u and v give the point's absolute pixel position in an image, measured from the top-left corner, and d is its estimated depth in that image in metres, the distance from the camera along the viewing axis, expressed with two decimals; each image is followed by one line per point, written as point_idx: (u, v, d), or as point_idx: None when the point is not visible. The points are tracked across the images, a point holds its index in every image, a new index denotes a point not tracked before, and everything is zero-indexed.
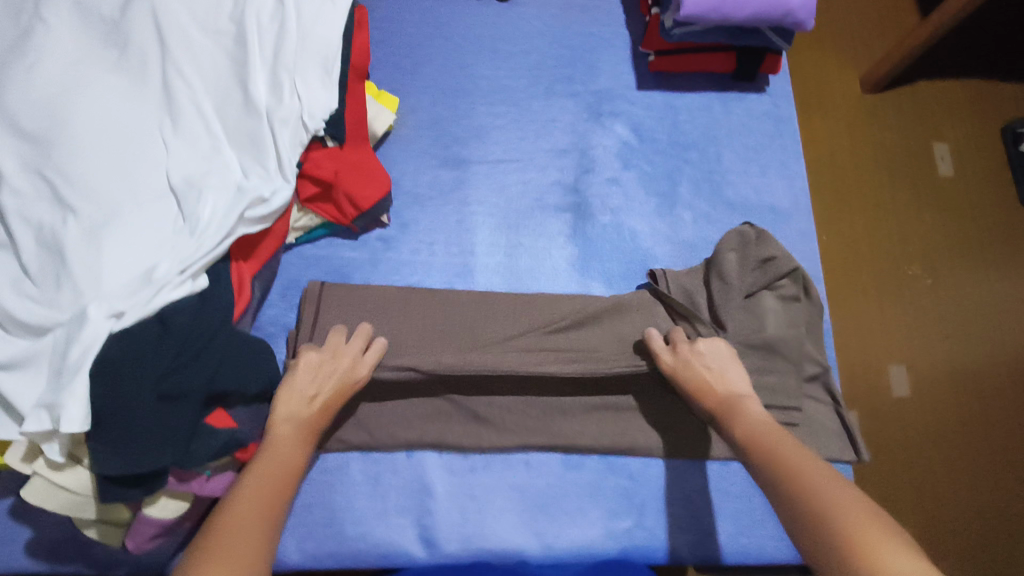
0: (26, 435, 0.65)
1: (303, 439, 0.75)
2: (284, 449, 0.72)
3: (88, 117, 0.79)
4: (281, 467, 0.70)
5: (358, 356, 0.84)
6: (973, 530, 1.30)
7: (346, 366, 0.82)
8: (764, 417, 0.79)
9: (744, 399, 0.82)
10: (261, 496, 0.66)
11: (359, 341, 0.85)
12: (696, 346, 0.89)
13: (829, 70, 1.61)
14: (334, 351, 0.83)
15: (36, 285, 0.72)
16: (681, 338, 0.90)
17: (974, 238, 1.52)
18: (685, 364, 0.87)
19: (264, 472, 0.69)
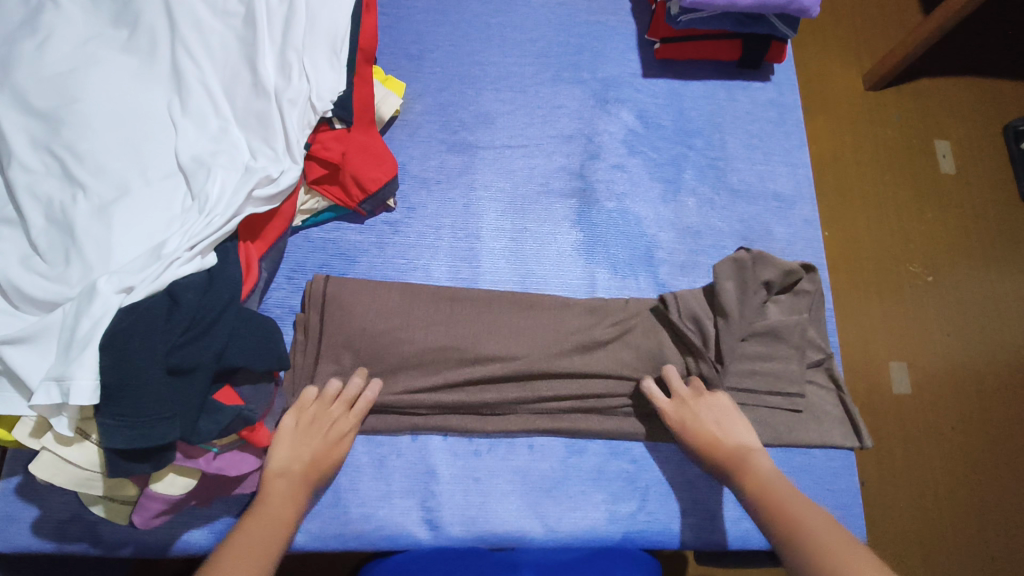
0: (34, 408, 0.65)
1: (299, 498, 0.77)
2: (281, 506, 0.75)
3: (98, 96, 0.79)
4: (279, 524, 0.73)
5: (346, 413, 0.85)
6: (971, 524, 1.31)
7: (337, 426, 0.84)
8: (778, 476, 0.82)
9: (741, 453, 0.85)
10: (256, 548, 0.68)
11: (346, 398, 0.86)
12: (699, 399, 0.91)
13: (832, 65, 1.62)
14: (321, 411, 0.84)
15: (45, 261, 0.72)
16: (684, 389, 0.91)
17: (974, 233, 1.53)
18: (686, 420, 0.88)
19: (259, 527, 0.71)
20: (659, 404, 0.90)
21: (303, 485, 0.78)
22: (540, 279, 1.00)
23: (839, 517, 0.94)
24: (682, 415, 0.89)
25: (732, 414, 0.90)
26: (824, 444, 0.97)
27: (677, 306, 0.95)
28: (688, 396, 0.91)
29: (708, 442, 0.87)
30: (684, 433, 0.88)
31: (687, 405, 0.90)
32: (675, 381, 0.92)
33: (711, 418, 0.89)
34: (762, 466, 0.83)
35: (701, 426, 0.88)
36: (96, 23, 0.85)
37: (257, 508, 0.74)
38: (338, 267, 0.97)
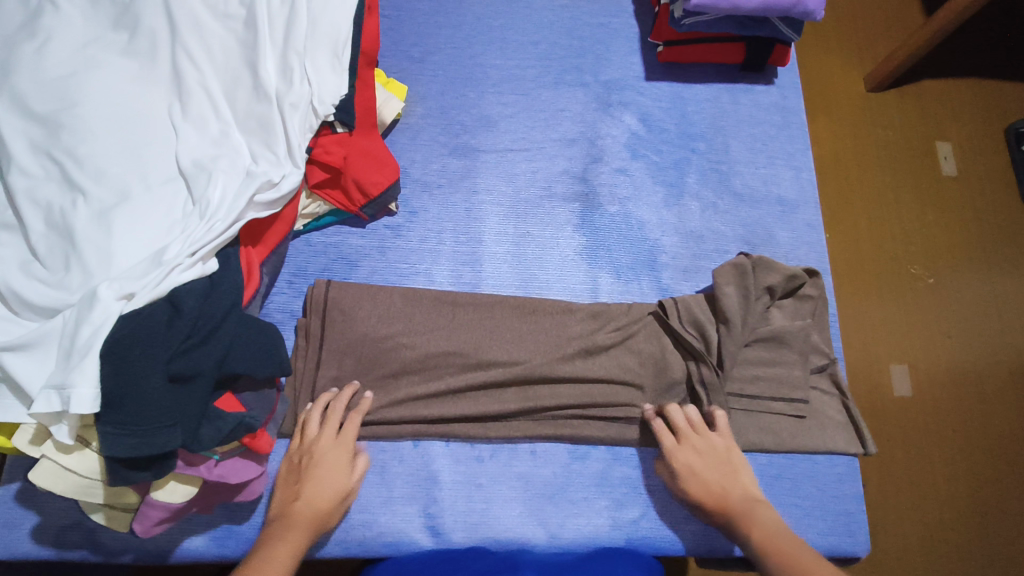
0: (34, 415, 0.65)
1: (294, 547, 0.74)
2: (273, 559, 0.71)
3: (98, 100, 0.79)
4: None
5: (336, 438, 0.84)
6: (974, 529, 1.30)
7: (329, 456, 0.82)
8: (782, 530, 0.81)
9: (746, 504, 0.84)
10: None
11: (333, 421, 0.84)
12: (705, 441, 0.89)
13: (834, 67, 1.61)
14: (312, 441, 0.83)
15: (45, 267, 0.72)
16: (691, 431, 0.90)
17: (976, 236, 1.52)
18: (691, 464, 0.87)
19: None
20: (664, 445, 0.89)
21: (296, 530, 0.75)
22: (543, 284, 0.99)
23: (842, 523, 0.93)
24: (687, 459, 0.87)
25: (736, 457, 0.89)
26: (828, 451, 0.96)
27: (677, 311, 0.96)
28: (692, 437, 0.89)
29: (713, 491, 0.85)
30: (690, 478, 0.86)
31: (693, 448, 0.88)
32: (678, 418, 0.91)
33: (716, 460, 0.88)
34: (775, 530, 0.81)
35: (705, 471, 0.86)
36: (96, 26, 0.85)
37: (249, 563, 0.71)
38: (340, 271, 0.96)
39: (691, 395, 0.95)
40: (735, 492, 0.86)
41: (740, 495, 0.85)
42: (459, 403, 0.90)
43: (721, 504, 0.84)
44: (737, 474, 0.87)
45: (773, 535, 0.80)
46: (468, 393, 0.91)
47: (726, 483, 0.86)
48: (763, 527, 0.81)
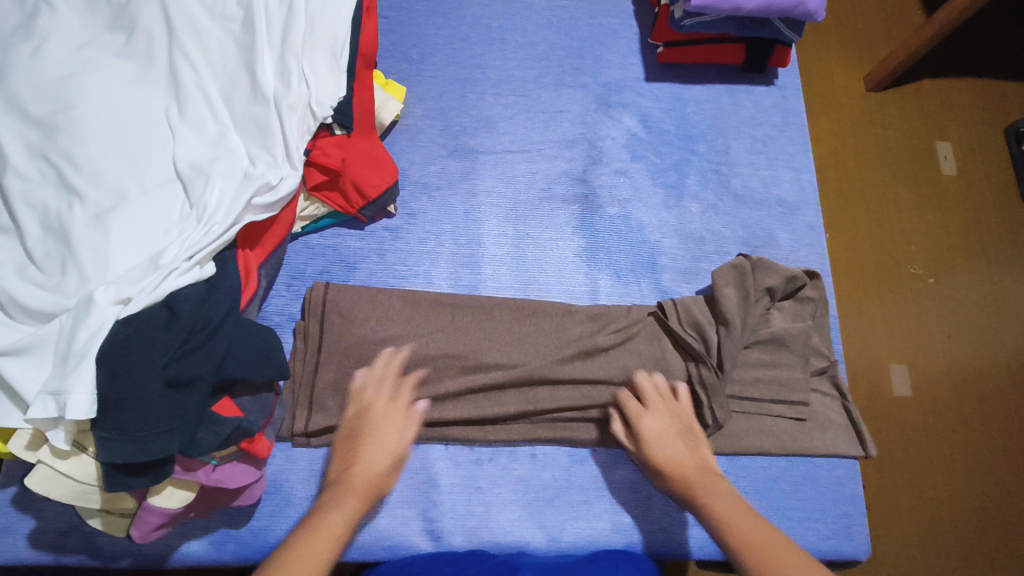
0: (30, 421, 0.64)
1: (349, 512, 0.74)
2: (328, 521, 0.72)
3: (94, 102, 0.78)
4: (323, 543, 0.69)
5: (389, 404, 0.85)
6: (974, 529, 1.30)
7: (383, 421, 0.83)
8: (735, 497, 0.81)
9: (704, 473, 0.84)
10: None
11: (386, 387, 0.86)
12: (671, 411, 0.90)
13: (834, 67, 1.61)
14: (365, 405, 0.84)
15: (42, 271, 0.72)
16: (657, 399, 0.90)
17: (976, 237, 1.52)
18: (653, 430, 0.87)
19: (304, 548, 0.68)
20: (630, 410, 0.89)
21: (352, 495, 0.75)
22: (543, 286, 0.99)
23: (843, 526, 0.93)
24: (651, 425, 0.88)
25: (698, 432, 0.89)
26: (829, 453, 0.96)
27: (676, 313, 0.95)
28: (659, 406, 0.90)
29: (672, 459, 0.85)
30: (652, 443, 0.86)
31: (658, 416, 0.89)
32: (647, 387, 0.91)
33: (677, 430, 0.88)
34: (735, 513, 0.78)
35: (669, 438, 0.87)
36: (93, 28, 0.84)
37: (307, 524, 0.71)
38: (338, 274, 0.96)
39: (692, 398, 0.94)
40: (694, 463, 0.85)
41: (698, 468, 0.85)
42: (459, 406, 0.90)
43: (677, 472, 0.84)
44: (698, 448, 0.88)
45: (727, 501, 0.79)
46: (467, 396, 0.90)
47: (685, 453, 0.86)
48: (728, 516, 0.77)
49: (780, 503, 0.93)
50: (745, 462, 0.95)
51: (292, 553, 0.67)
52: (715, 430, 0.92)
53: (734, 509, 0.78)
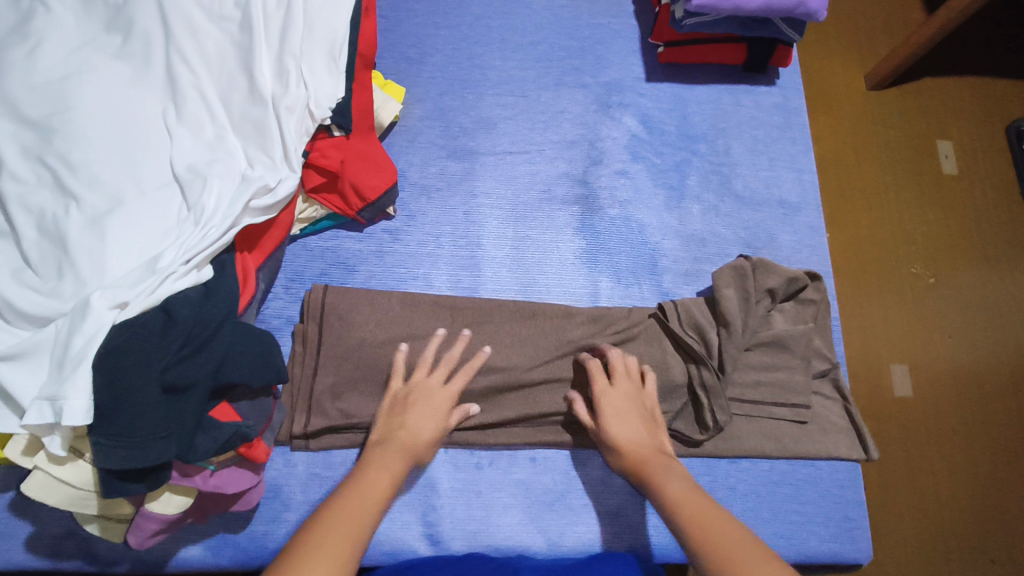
0: (26, 427, 0.64)
1: (389, 477, 0.76)
2: (370, 484, 0.74)
3: (91, 104, 0.77)
4: (367, 503, 0.72)
5: (443, 384, 0.85)
6: (977, 530, 1.29)
7: (434, 400, 0.84)
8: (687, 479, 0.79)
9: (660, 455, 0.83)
10: (341, 530, 0.67)
11: (441, 367, 0.86)
12: (636, 391, 0.88)
13: (834, 65, 1.60)
14: (418, 384, 0.85)
15: (38, 275, 0.71)
16: (625, 377, 0.88)
17: (978, 237, 1.51)
18: (614, 407, 0.85)
19: (349, 505, 0.70)
20: (594, 386, 0.87)
21: (392, 462, 0.78)
22: (543, 288, 0.98)
23: (844, 530, 0.93)
24: (613, 403, 0.86)
25: (658, 419, 0.88)
26: (831, 456, 0.95)
27: (677, 314, 0.94)
28: (626, 384, 0.88)
29: (630, 439, 0.84)
30: (613, 420, 0.85)
31: (623, 394, 0.87)
32: (616, 366, 0.89)
33: (640, 412, 0.86)
34: (684, 493, 0.76)
35: (630, 416, 0.85)
36: (89, 29, 0.83)
37: (352, 484, 0.74)
38: (336, 276, 0.95)
39: (693, 400, 0.94)
40: (651, 445, 0.84)
41: (655, 450, 0.83)
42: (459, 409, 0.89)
43: (633, 451, 0.83)
44: (656, 433, 0.86)
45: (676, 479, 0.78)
46: (467, 399, 0.90)
47: (644, 435, 0.85)
48: (676, 498, 0.75)
49: (781, 507, 0.92)
50: (746, 465, 0.94)
51: (338, 510, 0.70)
52: (716, 432, 0.91)
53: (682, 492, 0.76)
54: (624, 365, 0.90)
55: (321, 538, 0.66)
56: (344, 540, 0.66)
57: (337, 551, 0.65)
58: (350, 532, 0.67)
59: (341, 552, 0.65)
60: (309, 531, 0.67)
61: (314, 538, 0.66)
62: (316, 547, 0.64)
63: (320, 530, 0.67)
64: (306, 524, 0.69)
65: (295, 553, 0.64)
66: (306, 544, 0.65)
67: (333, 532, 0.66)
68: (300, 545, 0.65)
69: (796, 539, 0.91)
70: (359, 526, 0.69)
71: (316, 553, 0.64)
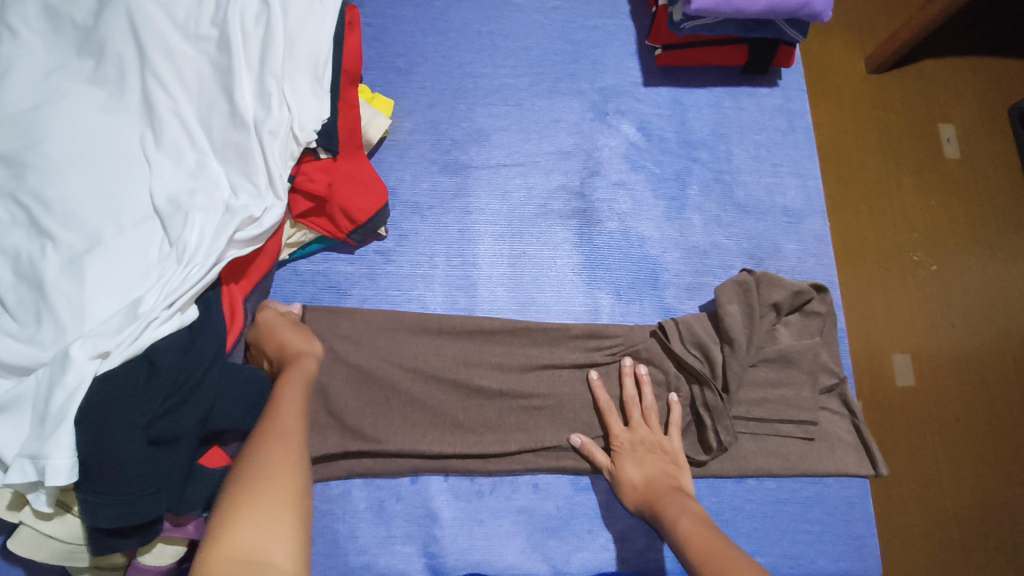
0: (9, 486, 0.62)
1: (299, 407, 0.71)
2: (283, 412, 0.70)
3: (63, 135, 0.74)
4: (286, 439, 0.67)
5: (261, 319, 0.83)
6: (976, 517, 1.18)
7: (284, 330, 0.82)
8: (702, 515, 0.77)
9: (676, 494, 0.81)
10: (280, 444, 0.66)
11: (438, 373, 0.88)
12: (654, 431, 0.87)
13: (833, 49, 1.48)
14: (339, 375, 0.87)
15: (16, 321, 0.68)
16: (642, 418, 0.88)
17: (979, 219, 1.39)
18: (632, 449, 0.86)
19: (271, 443, 0.65)
20: (611, 426, 0.87)
21: (301, 378, 0.75)
22: (541, 306, 0.95)
23: (852, 547, 0.91)
24: (631, 446, 0.86)
25: (680, 460, 0.86)
26: (838, 474, 0.93)
27: (679, 333, 0.92)
28: (644, 427, 0.87)
29: (647, 477, 0.83)
30: (631, 464, 0.84)
31: (641, 438, 0.86)
32: (636, 407, 0.89)
33: (658, 452, 0.86)
34: (696, 530, 0.74)
35: (648, 461, 0.85)
36: (58, 52, 0.79)
37: (260, 428, 0.68)
38: (328, 301, 0.92)
39: (696, 420, 0.91)
40: (668, 485, 0.82)
41: (671, 488, 0.82)
42: (456, 438, 0.87)
43: (648, 494, 0.82)
44: (677, 475, 0.85)
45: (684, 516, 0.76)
46: (467, 426, 0.88)
47: (662, 473, 0.84)
48: (686, 534, 0.74)
49: (789, 526, 0.91)
50: (752, 484, 0.93)
51: (263, 455, 0.64)
52: (721, 453, 0.89)
53: (697, 524, 0.75)
54: (644, 404, 0.89)
55: (256, 489, 0.60)
56: (289, 453, 0.65)
57: (281, 499, 0.61)
58: (292, 442, 0.67)
59: (287, 460, 0.64)
60: (234, 486, 0.61)
61: (248, 490, 0.60)
62: (259, 486, 0.61)
63: (251, 478, 0.62)
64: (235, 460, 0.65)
65: (235, 499, 0.60)
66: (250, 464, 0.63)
67: (269, 465, 0.63)
68: (232, 500, 0.59)
69: (803, 559, 0.90)
70: (295, 453, 0.66)
71: (259, 506, 0.59)
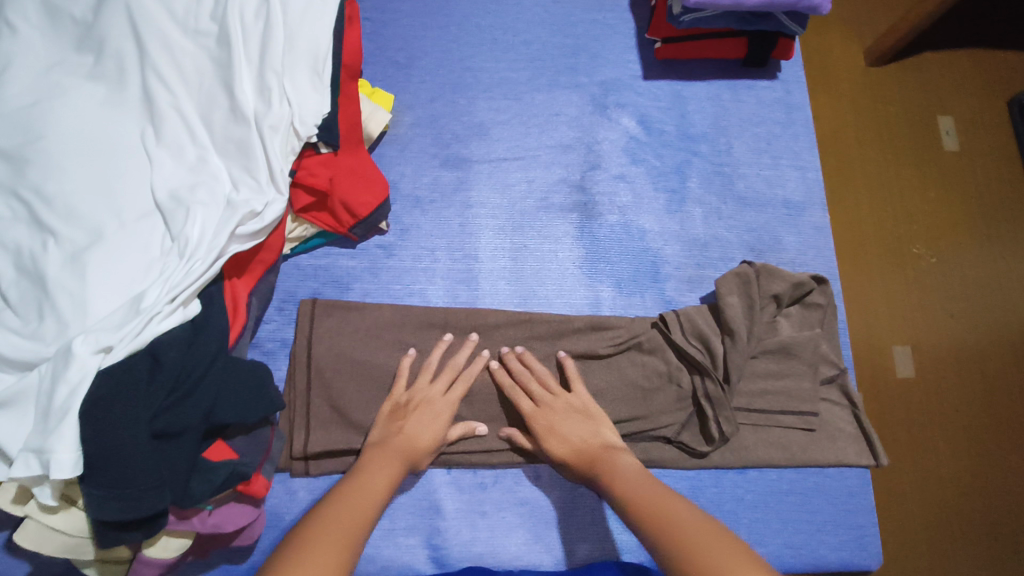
0: (15, 479, 0.63)
1: (372, 492, 0.73)
2: (356, 497, 0.72)
3: (63, 130, 0.74)
4: (349, 521, 0.69)
5: (444, 393, 0.86)
6: (976, 507, 1.19)
7: (435, 404, 0.84)
8: (636, 466, 0.79)
9: (605, 453, 0.81)
10: (345, 520, 0.68)
11: (440, 371, 0.87)
12: (557, 399, 0.86)
13: (833, 42, 1.47)
14: (343, 370, 0.87)
15: (18, 316, 0.68)
16: (543, 390, 0.87)
17: (978, 210, 1.39)
18: (545, 422, 0.84)
19: (334, 518, 0.68)
20: (521, 408, 0.86)
21: (393, 461, 0.78)
22: (542, 300, 0.96)
23: (853, 538, 0.92)
24: (544, 420, 0.85)
25: (592, 411, 0.86)
26: (839, 464, 0.94)
27: (680, 325, 0.92)
28: (548, 399, 0.86)
29: (573, 446, 0.82)
30: (550, 438, 0.83)
31: (550, 410, 0.85)
32: (534, 384, 0.87)
33: (571, 415, 0.85)
34: (634, 486, 0.76)
35: (564, 429, 0.84)
36: (58, 47, 0.79)
37: (330, 503, 0.71)
38: (330, 295, 0.93)
39: (698, 412, 0.91)
40: (594, 444, 0.82)
41: (599, 448, 0.82)
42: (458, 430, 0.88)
43: (582, 461, 0.81)
44: (600, 430, 0.84)
45: (623, 472, 0.78)
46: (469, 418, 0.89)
47: (585, 437, 0.83)
48: (629, 489, 0.75)
49: (791, 516, 0.91)
50: (754, 474, 0.93)
51: (321, 527, 0.67)
52: (722, 444, 0.89)
53: (635, 485, 0.76)
54: (538, 377, 0.88)
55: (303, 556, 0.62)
56: (346, 530, 0.67)
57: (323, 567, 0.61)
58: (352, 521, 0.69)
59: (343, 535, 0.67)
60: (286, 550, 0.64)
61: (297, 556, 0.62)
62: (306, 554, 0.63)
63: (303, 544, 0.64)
64: (300, 524, 0.69)
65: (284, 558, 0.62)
66: (310, 530, 0.67)
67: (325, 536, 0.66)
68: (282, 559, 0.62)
69: (804, 549, 0.90)
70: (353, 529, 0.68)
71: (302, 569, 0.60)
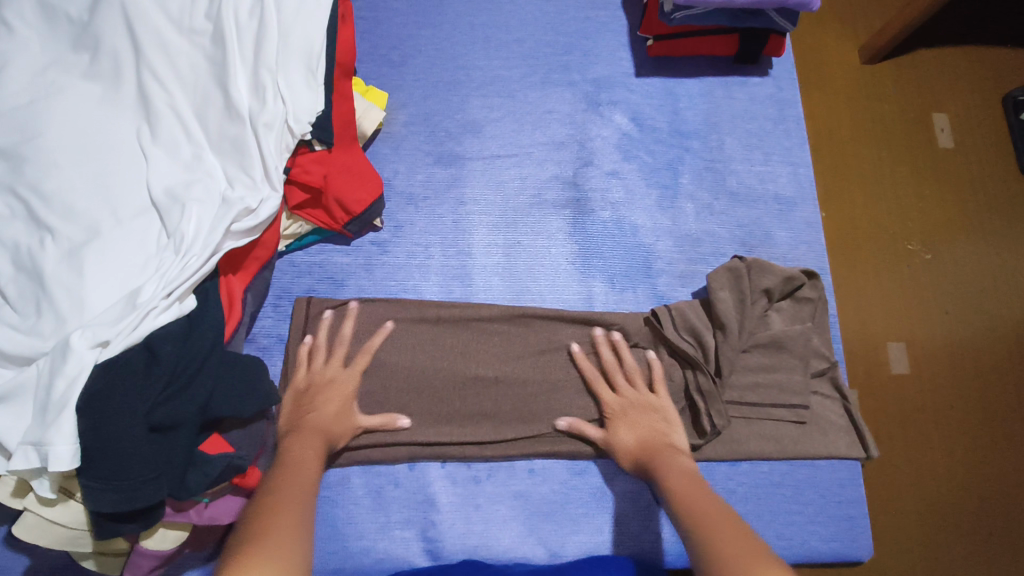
0: (15, 473, 0.64)
1: (306, 461, 0.75)
2: (294, 465, 0.74)
3: (62, 129, 0.75)
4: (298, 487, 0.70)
5: (343, 368, 0.87)
6: (968, 501, 1.20)
7: (336, 386, 0.85)
8: (689, 467, 0.81)
9: (665, 449, 0.83)
10: (292, 487, 0.70)
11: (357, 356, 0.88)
12: (640, 392, 0.90)
13: (825, 38, 1.48)
14: (319, 372, 0.86)
15: (16, 312, 0.69)
16: (627, 382, 0.90)
17: (970, 205, 1.40)
18: (622, 413, 0.88)
19: (284, 487, 0.69)
20: (601, 395, 0.90)
21: (312, 435, 0.79)
22: (536, 295, 0.97)
23: (845, 530, 0.93)
24: (621, 410, 0.88)
25: (669, 414, 0.88)
26: (828, 457, 0.95)
27: (671, 319, 0.93)
28: (627, 390, 0.90)
29: (639, 438, 0.85)
30: (624, 427, 0.87)
31: (629, 401, 0.89)
32: (619, 375, 0.91)
33: (647, 412, 0.88)
34: (684, 482, 0.77)
35: (639, 422, 0.87)
36: (54, 47, 0.80)
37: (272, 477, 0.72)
38: (325, 291, 0.94)
39: (690, 405, 0.93)
40: (660, 441, 0.85)
41: (662, 444, 0.84)
42: (452, 425, 0.89)
43: (642, 453, 0.84)
44: (669, 430, 0.87)
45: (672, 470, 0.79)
46: (464, 413, 0.90)
47: (654, 432, 0.86)
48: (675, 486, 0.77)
49: (782, 509, 0.92)
50: (746, 467, 0.94)
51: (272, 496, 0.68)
52: (714, 437, 0.90)
53: (681, 479, 0.77)
54: (625, 369, 0.92)
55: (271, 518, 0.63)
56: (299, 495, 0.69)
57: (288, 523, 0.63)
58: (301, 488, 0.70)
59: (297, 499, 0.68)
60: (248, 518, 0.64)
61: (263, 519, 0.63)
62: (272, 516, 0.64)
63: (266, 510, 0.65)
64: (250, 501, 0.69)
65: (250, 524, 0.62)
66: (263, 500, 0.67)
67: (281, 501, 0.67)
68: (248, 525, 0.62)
69: (796, 541, 0.91)
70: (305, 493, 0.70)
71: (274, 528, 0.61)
